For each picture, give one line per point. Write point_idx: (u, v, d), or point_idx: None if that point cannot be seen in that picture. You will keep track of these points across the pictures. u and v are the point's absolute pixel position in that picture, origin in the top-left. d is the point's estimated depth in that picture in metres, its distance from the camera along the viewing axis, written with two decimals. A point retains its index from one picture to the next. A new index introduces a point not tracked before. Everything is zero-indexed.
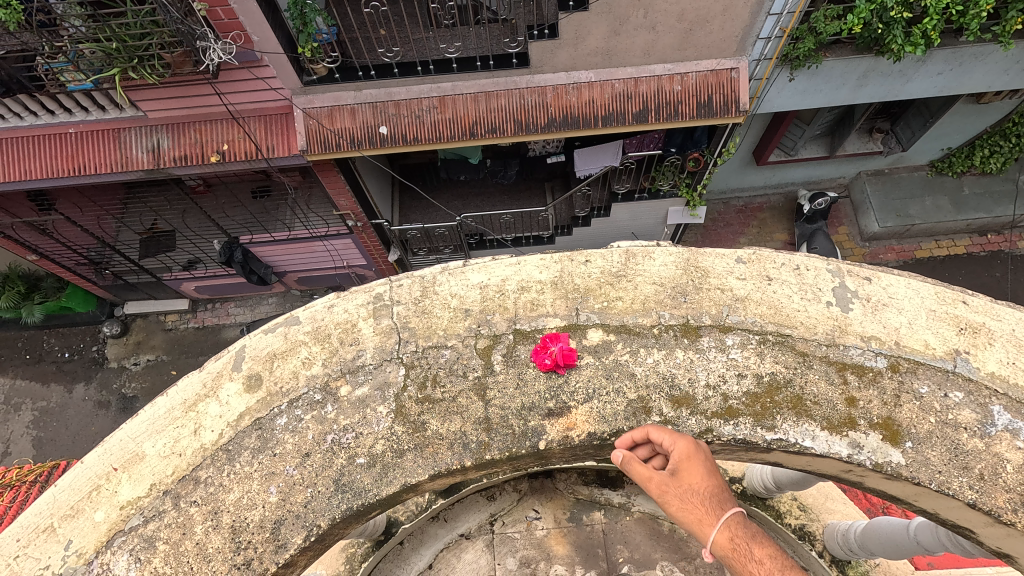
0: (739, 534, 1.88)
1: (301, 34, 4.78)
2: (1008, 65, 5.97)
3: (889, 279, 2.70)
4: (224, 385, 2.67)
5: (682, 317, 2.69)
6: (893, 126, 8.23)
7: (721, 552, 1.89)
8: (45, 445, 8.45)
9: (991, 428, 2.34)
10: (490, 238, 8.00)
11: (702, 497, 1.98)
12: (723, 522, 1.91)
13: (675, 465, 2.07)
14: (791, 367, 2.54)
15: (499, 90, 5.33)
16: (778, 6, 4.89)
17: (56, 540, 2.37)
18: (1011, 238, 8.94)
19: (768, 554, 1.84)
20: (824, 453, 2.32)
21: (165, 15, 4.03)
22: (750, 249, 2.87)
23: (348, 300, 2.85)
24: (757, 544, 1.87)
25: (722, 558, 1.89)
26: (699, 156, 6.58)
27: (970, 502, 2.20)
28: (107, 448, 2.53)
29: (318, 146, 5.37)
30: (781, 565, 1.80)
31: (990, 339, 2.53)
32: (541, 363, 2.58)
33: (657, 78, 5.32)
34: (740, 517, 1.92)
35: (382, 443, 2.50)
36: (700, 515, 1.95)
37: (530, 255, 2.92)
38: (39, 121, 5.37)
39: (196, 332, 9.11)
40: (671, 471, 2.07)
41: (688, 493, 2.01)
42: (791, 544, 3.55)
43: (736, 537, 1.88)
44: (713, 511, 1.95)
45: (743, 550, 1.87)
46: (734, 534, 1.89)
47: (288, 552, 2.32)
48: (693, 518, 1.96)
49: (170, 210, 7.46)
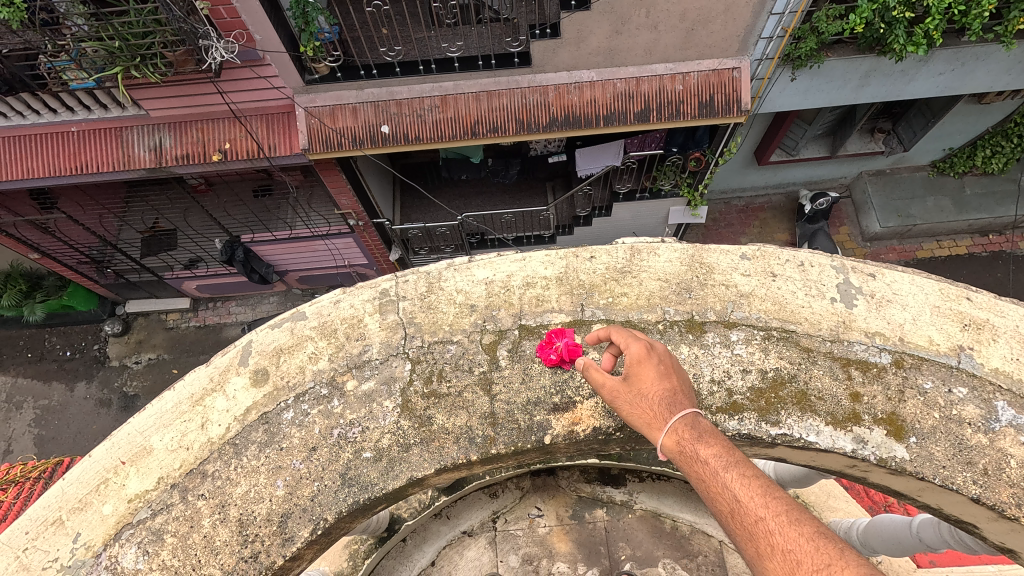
0: (685, 435, 1.78)
1: (304, 33, 4.76)
2: (1010, 65, 5.98)
3: (893, 276, 2.72)
4: (231, 380, 2.69)
5: (687, 313, 2.71)
6: (894, 126, 8.23)
7: (667, 451, 1.81)
8: (47, 443, 8.47)
9: (995, 424, 2.35)
10: (492, 237, 8.01)
11: (652, 400, 1.96)
12: (671, 424, 1.84)
13: (630, 369, 2.09)
14: (795, 362, 2.55)
15: (501, 89, 5.34)
16: (780, 6, 4.86)
17: (64, 533, 2.39)
18: (1012, 238, 8.94)
19: (713, 452, 1.69)
20: (828, 448, 2.34)
21: (167, 14, 4.05)
22: (754, 246, 2.88)
23: (355, 295, 2.88)
24: (702, 440, 1.75)
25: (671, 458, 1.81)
26: (700, 155, 6.55)
27: (974, 497, 2.21)
28: (115, 442, 2.55)
29: (320, 145, 5.38)
30: (726, 459, 1.66)
31: (994, 336, 2.53)
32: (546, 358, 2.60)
33: (658, 78, 5.33)
34: (689, 419, 1.84)
35: (389, 438, 2.52)
36: (649, 416, 1.94)
37: (535, 251, 2.94)
38: (41, 120, 5.37)
39: (197, 331, 9.13)
40: (625, 375, 2.09)
41: (638, 397, 2.01)
42: None
43: (683, 440, 1.78)
44: (662, 412, 1.91)
45: (687, 448, 1.76)
46: (680, 435, 1.79)
47: (295, 545, 2.33)
48: (644, 421, 1.95)
49: (172, 209, 7.42)
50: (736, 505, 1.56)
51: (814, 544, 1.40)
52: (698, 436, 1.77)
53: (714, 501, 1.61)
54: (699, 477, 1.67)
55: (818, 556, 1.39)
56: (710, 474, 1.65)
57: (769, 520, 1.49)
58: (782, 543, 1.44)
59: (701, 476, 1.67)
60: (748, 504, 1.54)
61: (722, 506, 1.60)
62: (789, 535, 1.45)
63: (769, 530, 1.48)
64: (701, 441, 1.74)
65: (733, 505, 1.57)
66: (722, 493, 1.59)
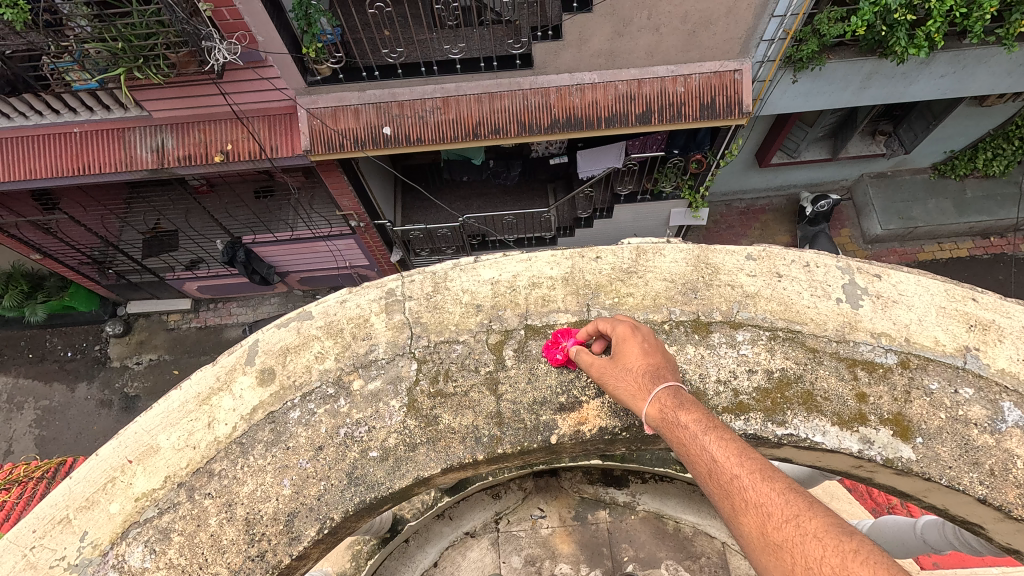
0: (666, 403, 1.92)
1: (306, 34, 4.79)
2: (1011, 67, 5.99)
3: (898, 276, 2.72)
4: (237, 379, 2.69)
5: (693, 313, 2.71)
6: (896, 128, 8.24)
7: (652, 420, 1.94)
8: (48, 444, 8.48)
9: (1002, 424, 2.35)
10: (493, 239, 8.02)
11: (636, 373, 2.10)
12: (654, 396, 1.98)
13: (619, 348, 2.24)
14: (801, 363, 2.55)
15: (503, 91, 5.36)
16: (782, 8, 4.86)
17: (71, 531, 2.39)
18: (1014, 240, 8.95)
19: (693, 418, 1.83)
20: (834, 448, 2.34)
21: (171, 15, 4.09)
22: (760, 246, 2.89)
23: (360, 295, 2.88)
24: (683, 409, 1.88)
25: (656, 427, 1.93)
26: (702, 157, 6.54)
27: (981, 497, 2.21)
28: (122, 441, 2.56)
29: (323, 146, 5.40)
30: (704, 424, 1.78)
31: (1000, 336, 2.54)
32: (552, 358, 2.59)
33: (660, 80, 5.35)
34: (671, 390, 1.97)
35: (395, 437, 2.52)
36: (634, 389, 2.07)
37: (541, 252, 2.95)
38: (43, 121, 5.38)
39: (198, 332, 9.13)
40: (613, 353, 2.24)
41: (624, 371, 2.15)
42: None
43: (665, 407, 1.91)
44: (646, 386, 2.05)
45: (669, 416, 1.88)
46: (663, 404, 1.93)
47: (301, 544, 2.33)
48: (629, 393, 2.09)
49: (173, 209, 7.45)
50: (713, 465, 1.67)
51: (784, 497, 1.49)
52: (677, 405, 1.90)
53: (693, 463, 1.72)
54: (679, 440, 1.79)
55: (788, 508, 1.48)
56: (691, 440, 1.76)
57: (742, 477, 1.59)
58: (755, 497, 1.53)
59: (682, 440, 1.79)
60: (725, 464, 1.64)
61: (701, 468, 1.70)
62: (761, 490, 1.53)
63: (743, 487, 1.57)
64: (681, 408, 1.87)
65: (710, 465, 1.67)
66: (700, 455, 1.70)
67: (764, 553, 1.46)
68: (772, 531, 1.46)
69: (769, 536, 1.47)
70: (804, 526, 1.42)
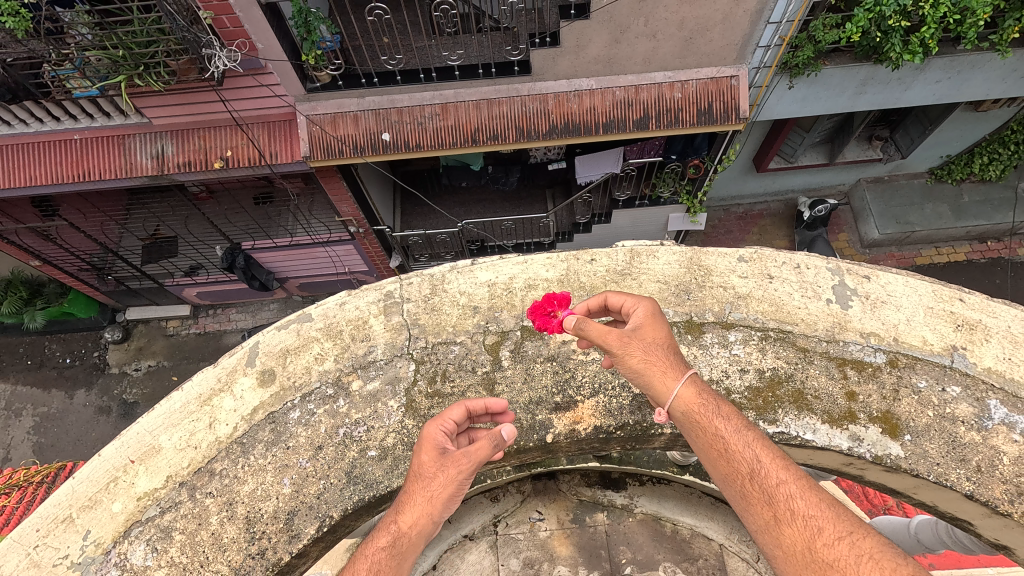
0: (706, 394, 2.02)
1: (306, 42, 4.82)
2: (1005, 73, 6.07)
3: (887, 278, 2.78)
4: (239, 380, 2.74)
5: (686, 314, 2.76)
6: (892, 133, 8.34)
7: (685, 404, 2.00)
8: (46, 451, 8.50)
9: (988, 422, 2.40)
10: (492, 244, 8.07)
11: (665, 354, 2.17)
12: (689, 380, 2.06)
13: (635, 325, 2.26)
14: (792, 362, 2.60)
15: (501, 97, 5.43)
16: (777, 15, 4.95)
17: (74, 530, 2.42)
18: (1010, 245, 9.01)
19: (733, 415, 1.96)
20: (825, 446, 2.38)
21: (171, 23, 4.18)
22: (751, 248, 2.95)
23: (360, 297, 2.94)
24: (722, 405, 2.00)
25: (684, 411, 2.00)
26: (699, 163, 6.62)
27: (968, 493, 2.25)
28: (124, 441, 2.59)
29: (322, 152, 5.46)
30: (747, 427, 1.93)
31: (986, 336, 2.59)
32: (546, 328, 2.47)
33: (657, 85, 5.43)
34: (703, 382, 2.09)
35: (393, 437, 2.57)
36: (660, 366, 2.11)
37: (537, 254, 3.00)
38: (44, 127, 5.43)
39: (197, 338, 9.16)
40: (630, 330, 2.24)
41: (649, 346, 2.18)
42: None
43: (705, 399, 2.01)
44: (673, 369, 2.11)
45: (708, 408, 1.99)
46: (702, 392, 2.03)
47: (301, 542, 2.37)
48: (652, 369, 2.11)
49: (172, 216, 7.39)
50: (758, 466, 1.82)
51: (832, 513, 1.66)
52: (714, 399, 2.03)
53: (734, 460, 1.86)
54: (721, 436, 1.91)
55: (838, 525, 1.64)
56: (731, 435, 1.90)
57: (791, 486, 1.75)
58: (805, 508, 1.70)
59: (723, 436, 1.91)
60: (772, 471, 1.80)
61: (742, 469, 1.84)
62: (810, 503, 1.70)
63: (790, 496, 1.73)
64: (721, 403, 1.99)
65: (754, 467, 1.82)
66: (744, 454, 1.86)
67: (807, 564, 1.61)
68: (821, 547, 1.61)
69: (817, 551, 1.61)
70: (857, 544, 1.58)
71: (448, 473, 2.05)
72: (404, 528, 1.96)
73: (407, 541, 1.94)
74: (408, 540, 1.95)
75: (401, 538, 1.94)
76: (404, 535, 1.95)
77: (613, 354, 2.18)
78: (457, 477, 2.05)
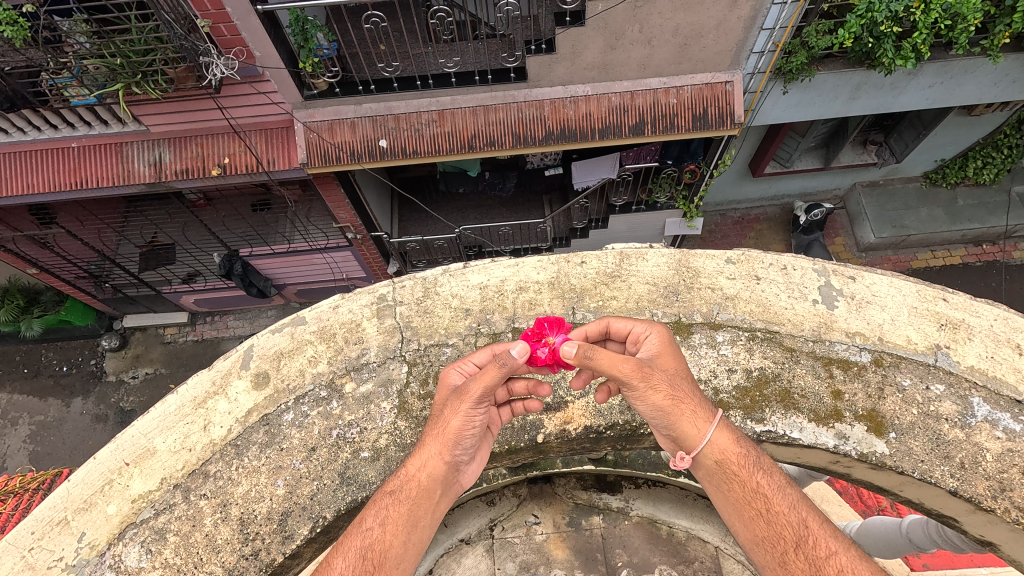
0: (744, 447, 2.05)
1: (303, 49, 4.95)
2: (997, 78, 6.14)
3: (872, 278, 2.82)
4: (233, 383, 2.77)
5: (675, 315, 2.80)
6: (886, 138, 8.42)
7: (720, 453, 2.02)
8: (42, 459, 8.48)
9: (971, 419, 2.45)
10: (489, 249, 8.13)
11: (691, 392, 2.16)
12: (721, 426, 2.07)
13: (652, 355, 2.27)
14: (779, 362, 2.64)
15: (497, 103, 5.48)
16: (771, 22, 5.06)
17: (69, 533, 2.43)
18: (1005, 248, 9.08)
19: (773, 472, 2.00)
20: (811, 444, 2.42)
21: (168, 32, 4.24)
22: (739, 250, 2.99)
23: (353, 300, 2.97)
24: (761, 460, 2.03)
25: (720, 461, 2.02)
26: (695, 168, 6.70)
27: (952, 490, 2.29)
28: (119, 444, 2.61)
29: (318, 159, 5.51)
30: (789, 488, 1.96)
31: (970, 335, 2.63)
32: (533, 354, 2.21)
33: (652, 92, 5.49)
34: (735, 429, 2.12)
35: (386, 438, 2.60)
36: (690, 406, 2.10)
37: (528, 257, 3.04)
38: (41, 136, 5.46)
39: (194, 345, 9.18)
40: (648, 360, 2.25)
41: (671, 379, 2.16)
42: None
43: (743, 452, 2.04)
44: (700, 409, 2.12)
45: (747, 462, 2.01)
46: (739, 443, 2.06)
47: (294, 542, 2.39)
48: (677, 405, 2.09)
49: (170, 223, 7.47)
50: (803, 532, 1.85)
51: None
52: (751, 453, 2.05)
53: (776, 522, 1.89)
54: (764, 495, 1.94)
55: None
56: (773, 493, 1.94)
57: (840, 556, 1.77)
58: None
59: (765, 495, 1.94)
60: (821, 541, 1.82)
61: (787, 534, 1.86)
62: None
63: (841, 566, 1.75)
64: (761, 458, 2.02)
65: (801, 533, 1.85)
66: (789, 517, 1.89)
67: None
68: None
69: None
70: None
71: (453, 407, 2.15)
72: (414, 473, 2.07)
73: (417, 484, 2.04)
74: (419, 484, 2.05)
75: (411, 483, 2.05)
76: (414, 479, 2.06)
77: (632, 388, 2.11)
78: (463, 409, 2.14)
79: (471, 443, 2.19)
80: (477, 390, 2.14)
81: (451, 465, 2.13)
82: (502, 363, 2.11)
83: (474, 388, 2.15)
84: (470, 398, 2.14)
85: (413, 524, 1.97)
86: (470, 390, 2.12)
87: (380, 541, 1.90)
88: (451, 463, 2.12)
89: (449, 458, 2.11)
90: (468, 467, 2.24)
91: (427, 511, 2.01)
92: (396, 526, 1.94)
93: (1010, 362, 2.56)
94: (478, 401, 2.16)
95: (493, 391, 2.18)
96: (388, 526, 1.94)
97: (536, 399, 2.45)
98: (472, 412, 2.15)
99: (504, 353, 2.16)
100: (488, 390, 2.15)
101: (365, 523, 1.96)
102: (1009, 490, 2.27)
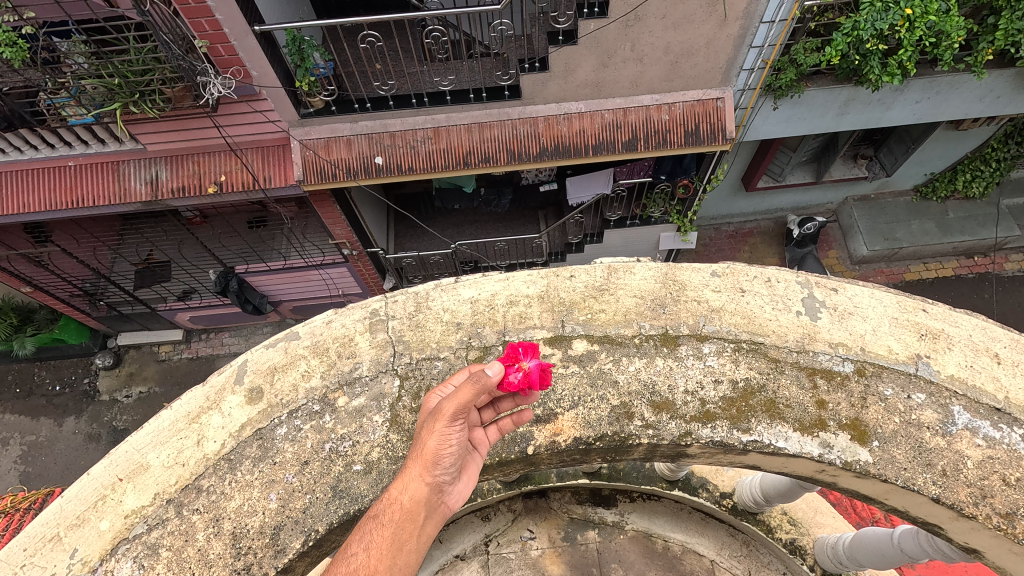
0: None
1: (299, 68, 5.01)
2: (982, 93, 6.30)
3: (854, 290, 2.89)
4: (227, 398, 2.80)
5: (662, 327, 2.86)
6: (876, 151, 8.58)
7: None
8: (33, 480, 8.40)
9: (953, 427, 2.50)
10: (486, 265, 8.19)
11: None
12: None
13: None
14: (764, 372, 2.70)
15: (492, 121, 5.58)
16: (760, 39, 5.19)
17: (61, 549, 2.44)
18: (996, 260, 9.22)
19: None
20: (796, 453, 2.46)
21: (167, 52, 4.30)
22: (724, 263, 3.05)
23: (346, 315, 3.02)
24: None
25: None
26: (688, 182, 6.76)
27: (934, 497, 2.33)
28: (113, 460, 2.63)
29: (315, 176, 5.58)
30: None
31: (949, 344, 2.70)
32: (506, 378, 2.20)
33: (644, 108, 5.60)
34: None
35: (378, 451, 2.64)
36: None
37: (518, 271, 3.11)
38: (38, 155, 5.51)
39: (189, 363, 9.17)
40: None
41: None
42: (784, 560, 3.33)
43: None
44: None
45: None
46: None
47: (287, 556, 2.42)
48: None
49: (165, 240, 7.51)
50: None
51: None
52: None
53: None
54: None
55: None
56: None
57: None
58: None
59: None
60: None
61: None
62: None
63: None
64: None
65: None
66: None
67: None
68: None
69: None
70: None
71: (429, 427, 2.10)
72: (396, 496, 2.05)
73: (399, 508, 2.02)
74: (401, 507, 2.03)
75: (393, 506, 2.03)
76: (396, 502, 2.04)
77: None
78: (439, 429, 2.09)
79: (452, 462, 2.16)
80: (451, 409, 2.08)
81: (432, 486, 2.09)
82: (476, 381, 2.09)
83: (447, 406, 2.08)
84: (445, 416, 2.09)
85: (398, 547, 1.95)
86: (444, 409, 2.06)
87: (365, 566, 1.89)
88: (433, 484, 2.09)
89: (431, 479, 2.09)
90: (453, 487, 2.21)
91: (412, 534, 1.99)
92: (381, 550, 1.93)
93: (989, 371, 2.62)
94: (453, 419, 2.10)
95: (469, 407, 2.12)
96: (373, 551, 1.93)
97: (525, 410, 2.49)
98: (447, 431, 2.09)
99: (479, 371, 2.14)
100: (463, 406, 2.09)
101: (350, 549, 1.97)
102: (989, 497, 2.32)
